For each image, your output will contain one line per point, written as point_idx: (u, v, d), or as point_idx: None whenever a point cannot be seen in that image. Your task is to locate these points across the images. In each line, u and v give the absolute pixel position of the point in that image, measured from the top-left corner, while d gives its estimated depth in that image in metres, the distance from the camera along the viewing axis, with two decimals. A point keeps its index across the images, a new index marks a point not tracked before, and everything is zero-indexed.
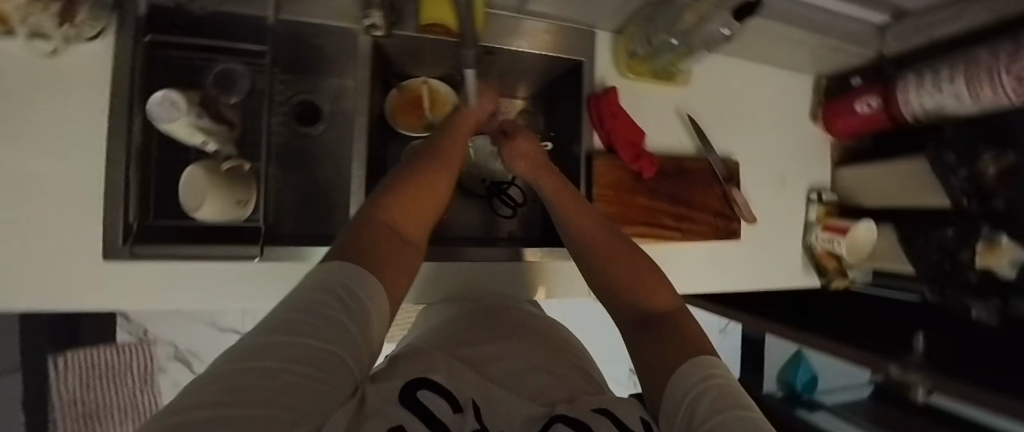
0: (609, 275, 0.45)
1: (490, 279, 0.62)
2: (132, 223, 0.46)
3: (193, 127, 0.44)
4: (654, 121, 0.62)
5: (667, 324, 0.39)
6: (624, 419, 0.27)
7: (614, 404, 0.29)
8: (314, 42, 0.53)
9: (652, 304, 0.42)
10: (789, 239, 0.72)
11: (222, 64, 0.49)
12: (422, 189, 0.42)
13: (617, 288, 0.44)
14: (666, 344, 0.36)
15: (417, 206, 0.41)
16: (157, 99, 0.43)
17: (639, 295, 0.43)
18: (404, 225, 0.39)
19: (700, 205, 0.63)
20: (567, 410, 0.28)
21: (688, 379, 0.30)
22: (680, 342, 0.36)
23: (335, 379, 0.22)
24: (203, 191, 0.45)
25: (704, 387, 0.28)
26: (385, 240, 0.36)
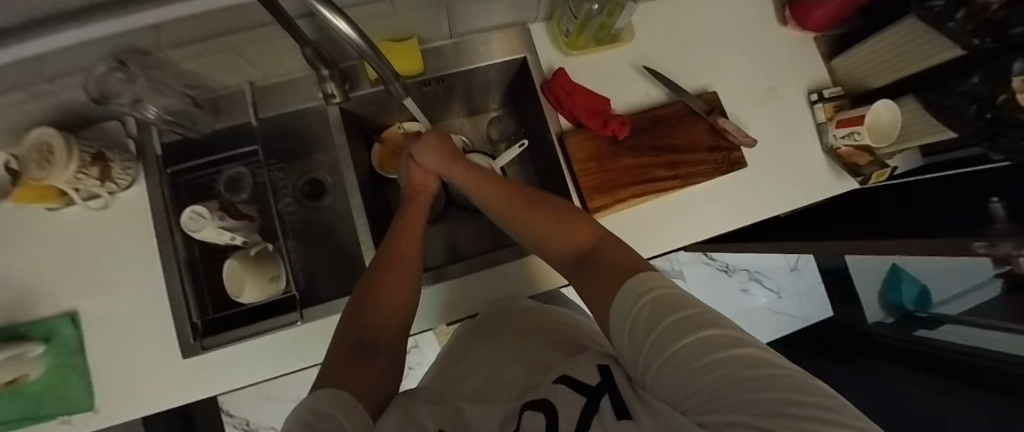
0: (538, 240, 0.47)
1: (504, 285, 0.64)
2: (198, 320, 0.54)
3: (220, 229, 0.52)
4: (612, 84, 0.62)
5: (595, 255, 0.41)
6: (579, 378, 0.30)
7: (575, 368, 0.32)
8: (294, 128, 0.61)
9: (582, 243, 0.44)
10: (804, 148, 0.67)
11: (228, 172, 0.58)
12: (389, 273, 0.48)
13: (547, 247, 0.46)
14: (600, 276, 0.38)
15: (389, 270, 0.48)
16: (187, 214, 0.52)
17: (564, 241, 0.45)
18: (378, 317, 0.44)
19: (689, 146, 0.61)
20: (538, 393, 0.30)
21: (625, 303, 0.31)
22: (610, 268, 0.37)
23: None
24: (240, 277, 0.52)
25: (639, 307, 0.30)
26: (354, 308, 0.44)
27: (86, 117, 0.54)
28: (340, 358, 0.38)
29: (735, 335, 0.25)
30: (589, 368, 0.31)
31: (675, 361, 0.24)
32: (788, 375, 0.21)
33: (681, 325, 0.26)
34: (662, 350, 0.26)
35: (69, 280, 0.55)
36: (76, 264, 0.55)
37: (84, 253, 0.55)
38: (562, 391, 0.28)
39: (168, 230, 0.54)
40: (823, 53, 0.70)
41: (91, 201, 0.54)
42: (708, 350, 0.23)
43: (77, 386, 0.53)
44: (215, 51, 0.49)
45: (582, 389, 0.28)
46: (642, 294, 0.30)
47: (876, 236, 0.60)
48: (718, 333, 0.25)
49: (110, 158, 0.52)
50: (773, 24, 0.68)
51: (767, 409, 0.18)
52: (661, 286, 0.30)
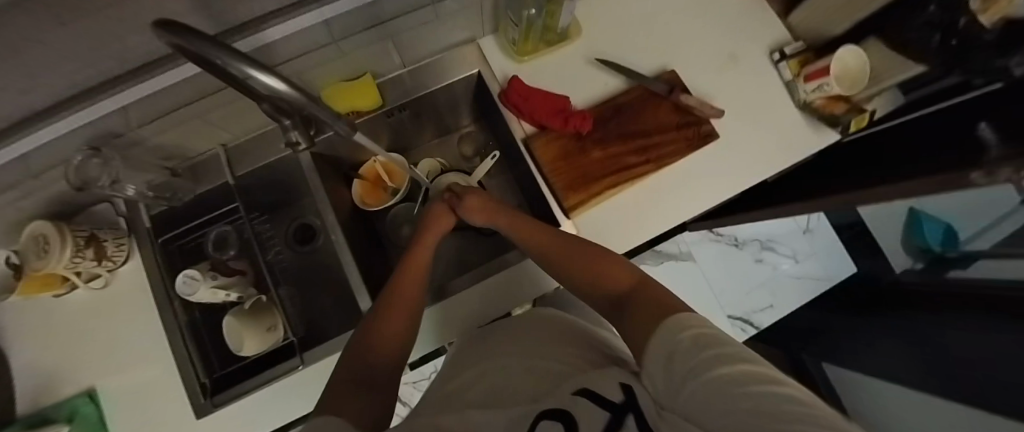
0: (570, 269, 0.48)
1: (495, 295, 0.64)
2: (207, 377, 0.56)
3: (214, 288, 0.54)
4: (569, 81, 0.63)
5: (632, 298, 0.39)
6: (605, 395, 0.27)
7: (596, 381, 0.29)
8: (272, 179, 0.63)
9: (623, 287, 0.42)
10: (776, 108, 0.65)
11: (214, 233, 0.60)
12: (394, 305, 0.48)
13: (579, 277, 0.47)
14: (642, 314, 0.36)
15: (399, 297, 0.49)
16: (180, 279, 0.54)
17: (598, 276, 0.45)
18: (385, 345, 0.44)
19: (656, 129, 0.60)
20: (553, 403, 0.28)
21: (664, 338, 0.30)
22: (649, 304, 0.36)
23: None
24: (237, 334, 0.54)
25: (676, 344, 0.28)
26: (370, 330, 0.45)
27: (76, 204, 0.56)
28: (342, 381, 0.38)
29: (769, 373, 0.23)
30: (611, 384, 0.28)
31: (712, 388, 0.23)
32: (818, 414, 0.19)
33: (720, 359, 0.25)
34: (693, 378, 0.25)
35: (82, 362, 0.57)
36: (87, 346, 0.57)
37: (92, 331, 0.58)
38: (581, 403, 0.26)
39: (167, 297, 0.56)
40: (778, 11, 0.69)
41: (93, 282, 0.57)
42: (737, 371, 0.23)
43: None
44: (183, 121, 0.52)
45: (606, 403, 0.26)
46: (683, 333, 0.29)
47: (868, 184, 0.58)
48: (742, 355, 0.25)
49: (102, 237, 0.55)
50: None
51: (780, 420, 0.18)
52: (702, 328, 0.29)
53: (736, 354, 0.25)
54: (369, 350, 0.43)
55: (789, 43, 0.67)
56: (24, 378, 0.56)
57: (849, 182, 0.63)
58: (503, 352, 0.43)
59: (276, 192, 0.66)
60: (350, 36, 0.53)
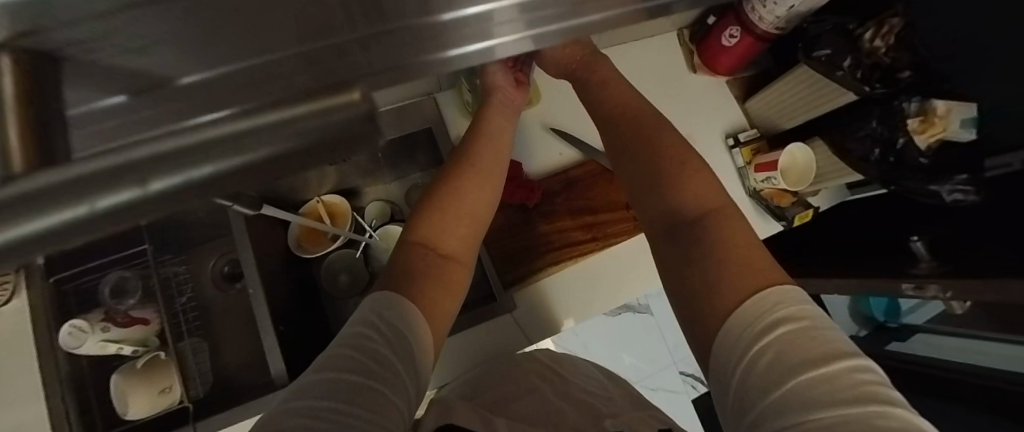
0: (658, 176, 0.44)
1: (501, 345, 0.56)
2: None
3: (103, 342, 0.50)
4: (523, 147, 0.61)
5: (698, 229, 0.41)
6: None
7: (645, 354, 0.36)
8: (194, 217, 0.58)
9: (707, 206, 0.42)
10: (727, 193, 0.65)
11: (113, 278, 0.54)
12: (466, 196, 0.45)
13: (663, 191, 0.44)
14: (724, 259, 0.37)
15: (468, 196, 0.46)
16: (64, 330, 0.49)
17: (682, 197, 0.43)
18: (449, 243, 0.44)
19: (605, 206, 0.59)
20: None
21: (757, 309, 0.33)
22: (736, 257, 0.37)
23: (380, 397, 0.31)
24: (126, 394, 0.49)
25: (773, 320, 0.32)
26: (430, 217, 0.44)
27: None
28: (401, 273, 0.41)
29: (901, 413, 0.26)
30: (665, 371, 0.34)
31: (795, 393, 0.28)
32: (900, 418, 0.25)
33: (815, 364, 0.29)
34: (772, 384, 0.29)
35: None
36: None
37: None
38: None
39: (46, 346, 0.50)
40: (737, 96, 0.68)
41: None
42: (853, 400, 0.27)
43: None
44: None
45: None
46: (777, 305, 0.33)
47: None
48: (853, 371, 0.28)
49: None
50: (685, 73, 0.68)
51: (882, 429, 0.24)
52: (801, 313, 0.32)
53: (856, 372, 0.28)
54: (434, 244, 0.43)
55: (744, 129, 0.67)
56: None
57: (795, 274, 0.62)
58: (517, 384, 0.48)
59: (198, 231, 0.60)
60: None
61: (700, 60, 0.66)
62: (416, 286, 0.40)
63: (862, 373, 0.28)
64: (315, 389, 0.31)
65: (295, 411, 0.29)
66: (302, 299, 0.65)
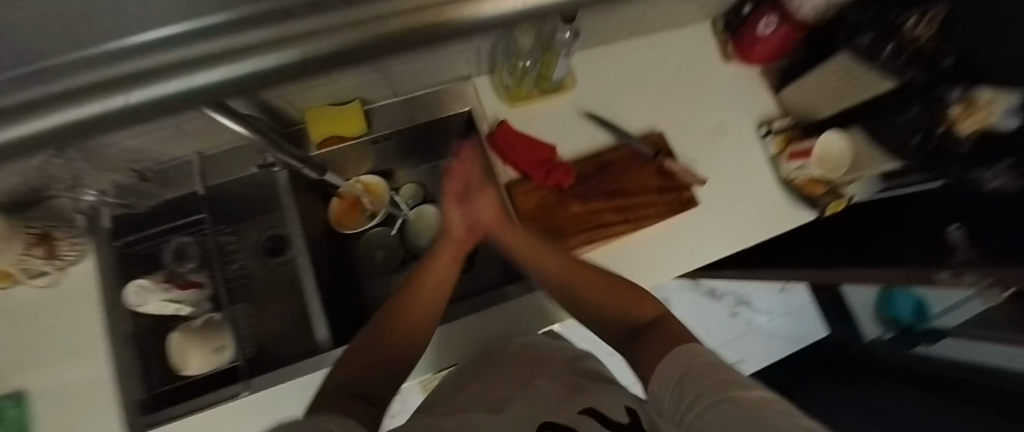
0: (598, 297, 0.51)
1: (506, 324, 0.59)
2: (140, 393, 0.53)
3: (165, 301, 0.54)
4: (559, 130, 0.62)
5: (654, 328, 0.45)
6: (610, 414, 0.40)
7: (600, 399, 0.41)
8: (245, 190, 0.61)
9: (646, 317, 0.48)
10: (761, 179, 0.66)
11: (175, 242, 0.58)
12: (428, 298, 0.50)
13: (611, 307, 0.50)
14: (654, 350, 0.43)
15: (420, 300, 0.50)
16: (132, 289, 0.54)
17: (628, 308, 0.49)
18: (407, 333, 0.49)
19: (638, 188, 0.60)
20: (563, 415, 0.40)
21: (687, 385, 0.38)
22: (665, 342, 0.43)
23: None
24: (184, 351, 0.53)
25: (688, 368, 0.38)
26: (389, 329, 0.48)
27: (27, 200, 0.54)
28: (360, 365, 0.46)
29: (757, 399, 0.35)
30: (615, 406, 0.40)
31: (714, 413, 0.34)
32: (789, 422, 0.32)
33: (726, 388, 0.35)
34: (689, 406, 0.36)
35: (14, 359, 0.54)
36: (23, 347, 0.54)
37: (28, 326, 0.55)
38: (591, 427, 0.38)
39: (114, 303, 0.54)
40: (772, 85, 0.68)
41: (38, 278, 0.55)
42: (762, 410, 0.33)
43: None
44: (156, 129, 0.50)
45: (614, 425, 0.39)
46: (693, 357, 0.39)
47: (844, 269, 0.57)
48: (751, 401, 0.33)
49: (55, 235, 0.53)
50: (719, 61, 0.69)
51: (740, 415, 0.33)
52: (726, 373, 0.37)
53: (757, 396, 0.34)
54: (403, 316, 0.49)
55: (778, 117, 0.68)
56: None
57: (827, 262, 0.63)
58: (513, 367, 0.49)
59: (247, 204, 0.64)
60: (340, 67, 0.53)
61: (735, 49, 0.66)
62: (370, 368, 0.45)
63: (759, 394, 0.34)
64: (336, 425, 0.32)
65: None
66: (342, 273, 0.69)
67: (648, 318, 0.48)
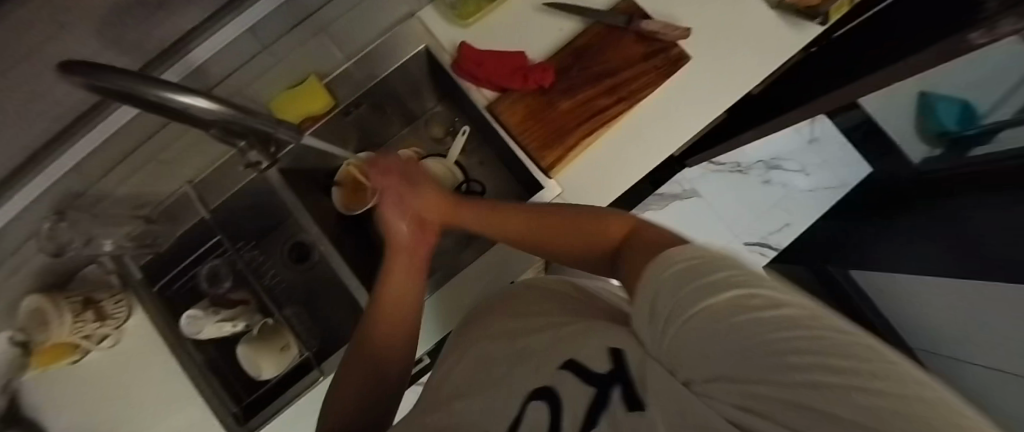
0: (571, 234, 0.38)
1: (506, 267, 0.61)
2: (232, 407, 0.57)
3: (219, 322, 0.56)
4: (523, 34, 0.59)
5: (632, 244, 0.32)
6: (591, 366, 0.22)
7: (585, 348, 0.25)
8: (245, 206, 0.62)
9: (622, 233, 0.34)
10: (748, 10, 0.60)
11: (208, 268, 0.61)
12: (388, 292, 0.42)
13: (588, 238, 0.37)
14: (643, 256, 0.29)
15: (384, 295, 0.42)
16: (184, 320, 0.55)
17: (604, 230, 0.36)
18: (384, 343, 0.40)
19: (622, 64, 0.57)
20: (540, 378, 0.24)
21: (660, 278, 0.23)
22: (649, 249, 0.29)
23: None
24: (255, 360, 0.56)
25: (678, 275, 0.23)
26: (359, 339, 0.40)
27: (63, 272, 0.56)
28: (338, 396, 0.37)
29: None
30: (597, 351, 0.24)
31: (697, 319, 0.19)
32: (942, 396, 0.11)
33: (706, 288, 0.20)
34: (668, 320, 0.20)
35: (113, 418, 0.58)
36: (116, 405, 0.58)
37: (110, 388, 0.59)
38: (567, 381, 0.22)
39: (176, 339, 0.57)
40: None
41: (103, 342, 0.58)
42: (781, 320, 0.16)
43: None
44: (139, 164, 0.50)
45: (587, 378, 0.22)
46: (675, 262, 0.24)
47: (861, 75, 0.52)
48: (767, 309, 0.17)
49: (97, 299, 0.55)
50: None
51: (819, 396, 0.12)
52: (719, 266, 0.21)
53: (774, 316, 0.17)
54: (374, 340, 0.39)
55: None
56: None
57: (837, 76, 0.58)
58: (483, 315, 0.38)
59: (255, 217, 0.64)
60: (281, 39, 0.51)
61: None
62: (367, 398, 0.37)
63: (766, 303, 0.18)
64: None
65: None
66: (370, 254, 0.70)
67: (623, 235, 0.34)
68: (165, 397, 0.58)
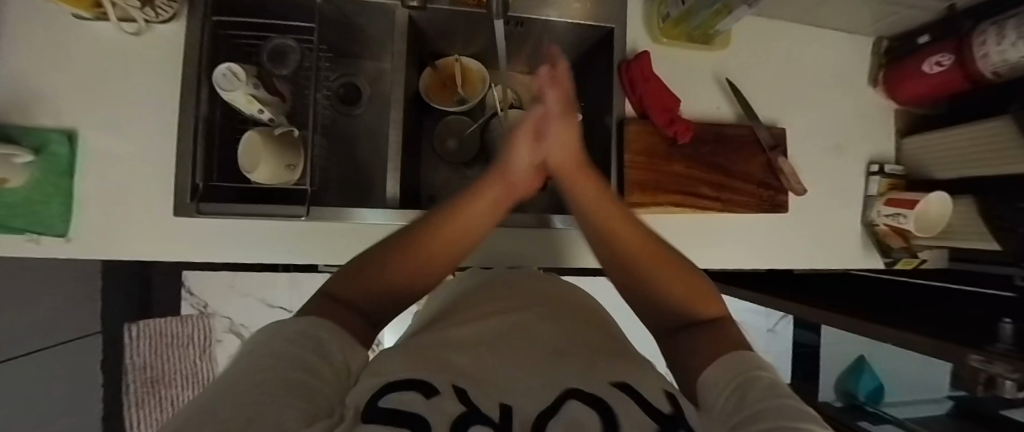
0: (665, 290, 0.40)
1: (525, 249, 0.63)
2: (199, 180, 0.51)
3: (250, 98, 0.48)
4: (689, 88, 0.60)
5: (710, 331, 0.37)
6: (649, 398, 0.25)
7: (633, 379, 0.28)
8: (352, 18, 0.57)
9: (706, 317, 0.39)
10: (845, 212, 0.66)
11: (276, 42, 0.55)
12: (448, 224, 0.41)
13: (672, 298, 0.40)
14: (711, 348, 0.34)
15: (449, 223, 0.41)
16: (219, 71, 0.46)
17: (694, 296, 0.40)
18: (416, 269, 0.39)
19: (741, 174, 0.59)
20: (588, 384, 0.26)
21: (726, 374, 0.29)
22: (726, 344, 0.34)
23: (326, 389, 0.22)
24: (256, 156, 0.49)
25: (751, 377, 0.27)
26: (383, 257, 0.38)
27: None
28: (355, 276, 0.37)
29: None
30: (653, 388, 0.27)
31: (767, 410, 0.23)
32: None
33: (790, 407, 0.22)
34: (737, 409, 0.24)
35: (72, 96, 0.50)
36: (91, 90, 0.50)
37: (85, 65, 0.50)
38: (624, 400, 0.24)
39: (193, 77, 0.50)
40: (898, 130, 0.67)
41: (124, 22, 0.50)
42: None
43: (53, 214, 0.49)
44: None
45: (650, 411, 0.23)
46: (742, 366, 0.29)
47: (871, 312, 0.60)
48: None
49: None
50: (861, 83, 0.66)
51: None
52: (766, 374, 0.27)
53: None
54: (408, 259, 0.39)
55: (890, 162, 0.66)
56: None
57: (853, 302, 0.66)
58: (528, 306, 0.41)
59: (353, 34, 0.61)
60: None
61: (888, 76, 0.64)
62: (378, 300, 0.37)
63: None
64: (281, 345, 0.24)
65: (270, 351, 0.23)
66: (416, 148, 0.68)
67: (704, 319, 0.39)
68: (137, 118, 0.51)
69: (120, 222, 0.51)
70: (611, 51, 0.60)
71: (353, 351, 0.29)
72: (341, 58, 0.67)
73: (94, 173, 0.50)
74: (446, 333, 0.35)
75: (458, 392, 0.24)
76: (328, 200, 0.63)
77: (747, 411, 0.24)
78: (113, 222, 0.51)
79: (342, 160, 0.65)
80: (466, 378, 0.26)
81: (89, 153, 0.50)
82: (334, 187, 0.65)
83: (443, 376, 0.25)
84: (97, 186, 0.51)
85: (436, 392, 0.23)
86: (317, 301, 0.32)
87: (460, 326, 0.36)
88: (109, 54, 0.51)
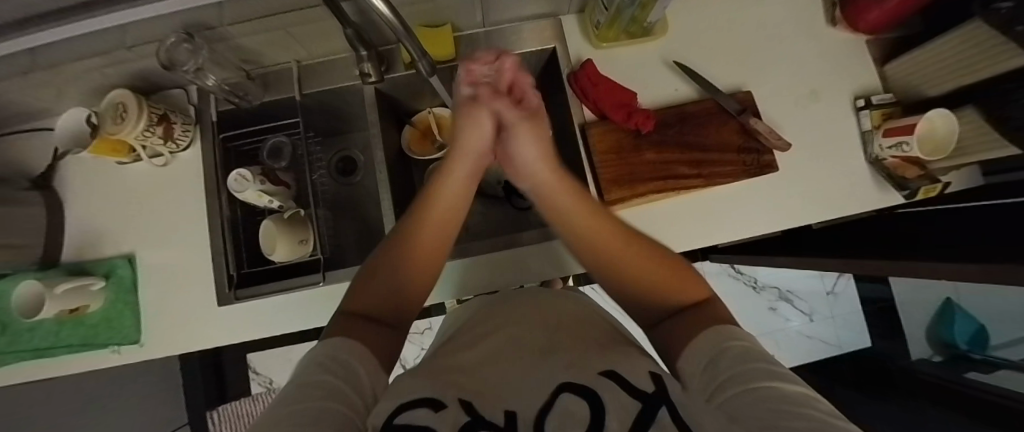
0: (630, 279, 0.43)
1: (528, 266, 0.65)
2: (233, 271, 0.59)
3: (260, 192, 0.56)
4: (641, 79, 0.63)
5: (696, 313, 0.37)
6: (633, 381, 0.26)
7: (620, 368, 0.29)
8: (330, 104, 0.67)
9: (691, 300, 0.39)
10: (843, 154, 0.63)
11: (273, 141, 0.64)
12: (433, 222, 0.46)
13: (641, 291, 0.42)
14: (689, 326, 0.35)
15: (434, 218, 0.47)
16: (231, 177, 0.55)
17: (663, 292, 0.41)
18: (416, 267, 0.45)
19: (715, 145, 0.59)
20: (577, 376, 0.28)
21: (708, 345, 0.31)
22: (705, 322, 0.34)
23: (346, 405, 0.25)
24: (273, 239, 0.56)
25: (723, 350, 0.29)
26: (393, 257, 0.44)
27: (156, 84, 0.61)
28: (361, 289, 0.42)
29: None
30: (642, 374, 0.28)
31: (745, 379, 0.24)
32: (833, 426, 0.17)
33: (770, 376, 0.23)
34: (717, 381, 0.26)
35: (125, 227, 0.61)
36: (139, 218, 0.61)
37: (132, 199, 0.61)
38: (607, 385, 0.26)
39: (213, 187, 0.60)
40: (875, 59, 0.64)
41: (154, 158, 0.60)
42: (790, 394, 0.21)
43: (126, 328, 0.58)
44: (269, 29, 0.52)
45: (634, 393, 0.25)
46: (727, 343, 0.30)
47: (902, 250, 0.55)
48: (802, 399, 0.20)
49: (172, 121, 0.56)
50: (819, 26, 0.66)
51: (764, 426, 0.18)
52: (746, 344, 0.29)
53: (792, 392, 0.21)
54: (408, 257, 0.44)
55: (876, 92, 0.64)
56: (76, 230, 0.60)
57: (885, 244, 0.62)
58: (524, 316, 0.43)
59: (333, 115, 0.70)
60: None
61: (843, 13, 0.63)
62: (386, 305, 0.41)
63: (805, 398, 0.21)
64: (315, 371, 0.29)
65: (302, 382, 0.27)
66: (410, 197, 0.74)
67: (688, 302, 0.39)
68: (176, 231, 0.61)
69: (174, 323, 0.59)
70: (558, 66, 0.64)
71: (376, 373, 0.33)
72: (333, 138, 0.76)
73: (149, 287, 0.60)
74: (449, 354, 0.39)
75: (464, 405, 0.26)
76: (344, 263, 0.70)
77: (722, 384, 0.25)
78: (169, 324, 0.59)
79: (350, 224, 0.72)
80: (473, 391, 0.28)
81: (143, 271, 0.60)
82: (347, 250, 0.71)
83: (452, 391, 0.28)
84: (154, 297, 0.60)
85: (444, 405, 0.26)
86: (335, 326, 0.37)
87: (461, 346, 0.40)
88: (149, 186, 0.61)
